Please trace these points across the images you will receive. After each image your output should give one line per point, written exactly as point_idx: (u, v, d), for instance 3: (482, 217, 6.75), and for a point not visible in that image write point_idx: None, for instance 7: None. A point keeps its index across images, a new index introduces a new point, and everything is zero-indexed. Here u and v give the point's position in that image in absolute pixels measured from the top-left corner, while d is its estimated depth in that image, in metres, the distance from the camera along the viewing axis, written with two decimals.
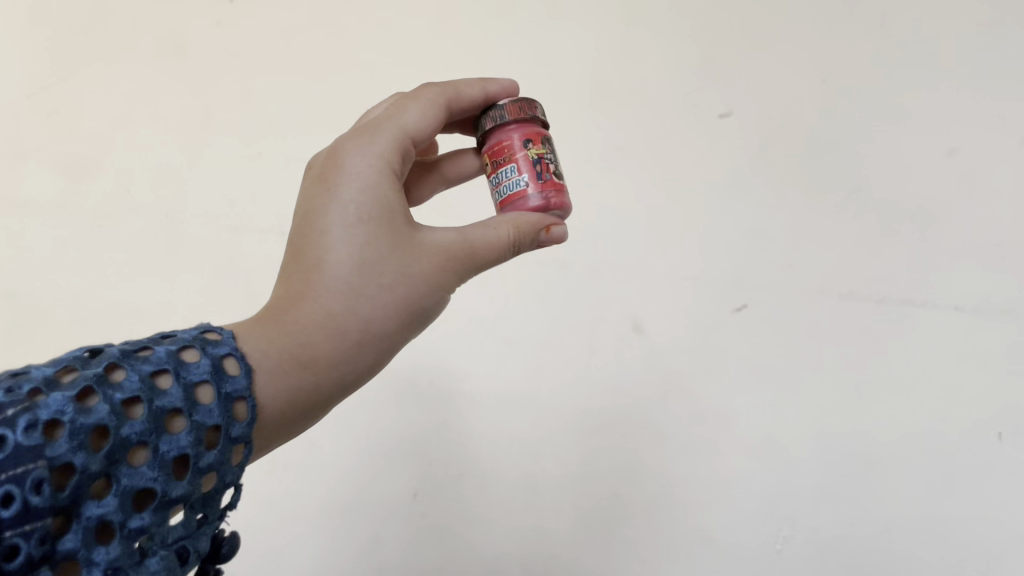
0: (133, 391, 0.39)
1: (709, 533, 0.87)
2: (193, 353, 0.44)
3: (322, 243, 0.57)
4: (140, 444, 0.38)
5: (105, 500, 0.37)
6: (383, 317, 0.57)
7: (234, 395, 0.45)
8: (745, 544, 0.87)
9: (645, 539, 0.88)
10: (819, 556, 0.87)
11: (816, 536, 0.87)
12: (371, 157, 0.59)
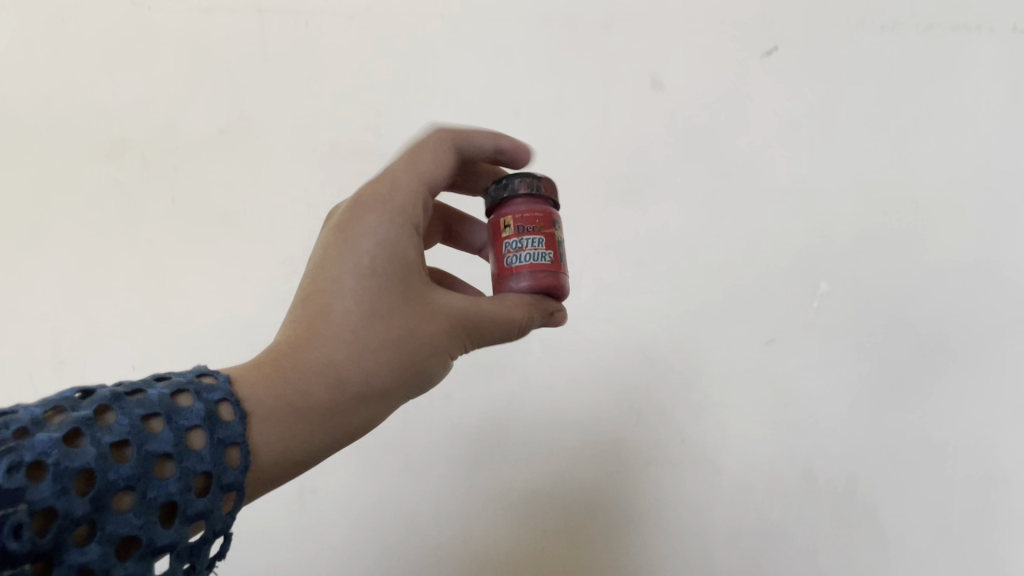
0: (122, 440, 0.41)
1: (733, 373, 0.82)
2: (187, 398, 0.46)
3: (331, 289, 0.55)
4: (127, 487, 0.40)
5: (89, 545, 0.38)
6: (383, 380, 0.55)
7: (225, 441, 0.46)
8: (777, 355, 0.82)
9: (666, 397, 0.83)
10: (855, 350, 0.82)
11: (856, 332, 0.82)
12: (390, 207, 0.57)
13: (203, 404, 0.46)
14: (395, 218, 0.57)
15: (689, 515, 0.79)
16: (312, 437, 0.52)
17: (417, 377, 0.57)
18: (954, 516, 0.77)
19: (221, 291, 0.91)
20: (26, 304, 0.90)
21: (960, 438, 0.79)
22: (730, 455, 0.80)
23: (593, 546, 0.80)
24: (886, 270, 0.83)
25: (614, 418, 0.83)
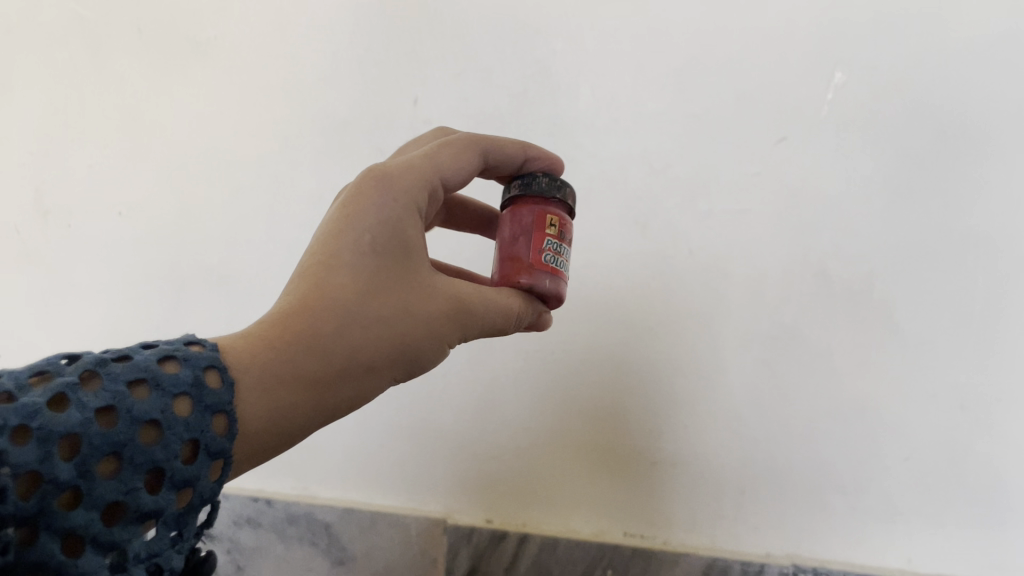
0: (106, 406, 0.44)
1: (746, 178, 0.78)
2: (176, 364, 0.49)
3: (333, 263, 0.57)
4: (110, 454, 0.43)
5: (76, 510, 0.42)
6: (372, 357, 0.56)
7: (212, 409, 0.49)
8: (792, 154, 0.77)
9: (679, 217, 0.80)
10: (876, 142, 0.75)
11: (877, 121, 0.75)
12: (398, 193, 0.59)
13: (191, 370, 0.49)
14: (405, 207, 0.59)
15: (696, 323, 0.80)
16: (298, 409, 0.53)
17: (407, 358, 0.58)
18: (977, 305, 0.73)
19: (241, 130, 0.91)
20: (76, 158, 0.94)
21: (987, 227, 0.73)
22: (740, 264, 0.78)
23: (609, 365, 0.82)
24: (910, 51, 0.74)
25: (637, 253, 0.81)
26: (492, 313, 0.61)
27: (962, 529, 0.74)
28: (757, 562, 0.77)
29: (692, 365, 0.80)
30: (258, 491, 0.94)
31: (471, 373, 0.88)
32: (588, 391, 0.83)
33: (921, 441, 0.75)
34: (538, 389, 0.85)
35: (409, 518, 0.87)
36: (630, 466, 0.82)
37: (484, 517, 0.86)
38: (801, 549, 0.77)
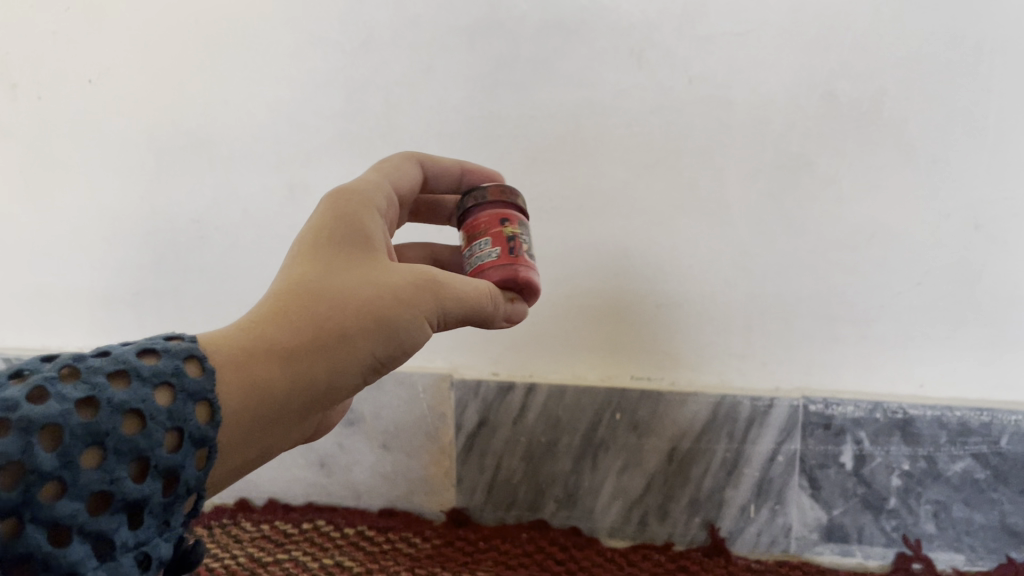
0: (87, 395, 0.38)
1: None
2: (155, 357, 0.42)
3: (291, 260, 0.52)
4: (93, 443, 0.37)
5: (63, 501, 0.35)
6: (348, 328, 0.49)
7: (195, 396, 0.42)
8: None
9: (676, 49, 0.73)
10: None
11: None
12: (357, 193, 0.57)
13: (172, 359, 0.42)
14: (356, 204, 0.56)
15: (698, 157, 0.75)
16: (273, 376, 0.46)
17: (382, 329, 0.50)
18: (990, 118, 0.69)
19: None
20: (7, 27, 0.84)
21: (1004, 32, 0.67)
22: (744, 91, 0.73)
23: (614, 229, 0.79)
24: None
25: (635, 92, 0.75)
26: (467, 290, 0.54)
27: (973, 348, 0.74)
28: (767, 397, 0.76)
29: (699, 211, 0.76)
30: None
31: None
32: (598, 252, 0.79)
33: (934, 263, 0.73)
34: (544, 258, 0.81)
35: (414, 376, 0.85)
36: (631, 315, 0.80)
37: (490, 368, 0.85)
38: (812, 381, 0.78)
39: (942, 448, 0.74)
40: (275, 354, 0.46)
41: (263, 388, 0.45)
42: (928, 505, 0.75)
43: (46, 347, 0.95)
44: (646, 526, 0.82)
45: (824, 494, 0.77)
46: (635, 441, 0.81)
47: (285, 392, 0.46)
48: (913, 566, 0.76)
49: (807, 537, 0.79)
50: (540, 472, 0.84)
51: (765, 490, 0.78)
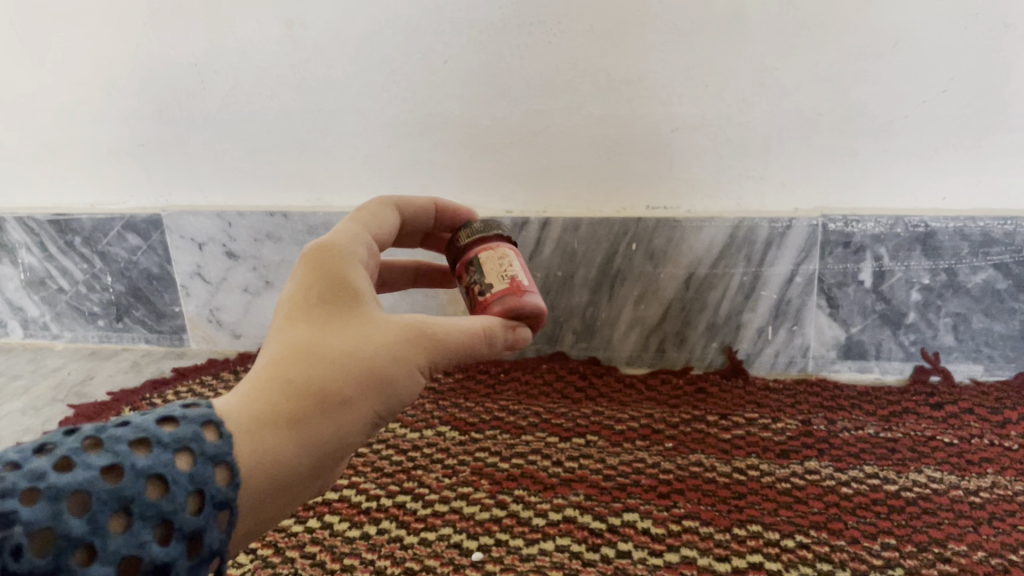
0: (112, 462, 0.34)
1: None
2: (173, 424, 0.37)
3: (283, 319, 0.44)
4: (119, 510, 0.33)
5: (93, 566, 0.31)
6: (349, 394, 0.42)
7: (214, 459, 0.37)
8: None
9: None
10: None
11: None
12: (344, 241, 0.48)
13: (189, 426, 0.37)
14: (337, 251, 0.47)
15: None
16: (286, 451, 0.40)
17: (386, 392, 0.44)
18: None
19: None
20: None
21: None
22: None
23: (624, 54, 0.74)
24: None
25: None
26: (468, 335, 0.47)
27: (997, 156, 0.72)
28: (785, 218, 0.75)
29: (716, 32, 0.72)
30: (274, 205, 0.88)
31: (483, 81, 0.78)
32: (608, 78, 0.75)
33: (960, 69, 0.69)
34: (551, 87, 0.77)
35: None
36: (642, 142, 0.78)
37: (504, 207, 0.83)
38: (831, 201, 0.76)
39: (963, 261, 0.73)
40: (277, 426, 0.40)
41: (271, 459, 0.39)
42: (947, 318, 0.75)
43: (57, 203, 0.94)
44: (663, 353, 0.83)
45: (842, 313, 0.77)
46: (652, 270, 0.80)
47: (287, 470, 0.40)
48: (931, 378, 0.76)
49: (824, 356, 0.79)
50: (557, 307, 0.84)
51: (783, 312, 0.78)
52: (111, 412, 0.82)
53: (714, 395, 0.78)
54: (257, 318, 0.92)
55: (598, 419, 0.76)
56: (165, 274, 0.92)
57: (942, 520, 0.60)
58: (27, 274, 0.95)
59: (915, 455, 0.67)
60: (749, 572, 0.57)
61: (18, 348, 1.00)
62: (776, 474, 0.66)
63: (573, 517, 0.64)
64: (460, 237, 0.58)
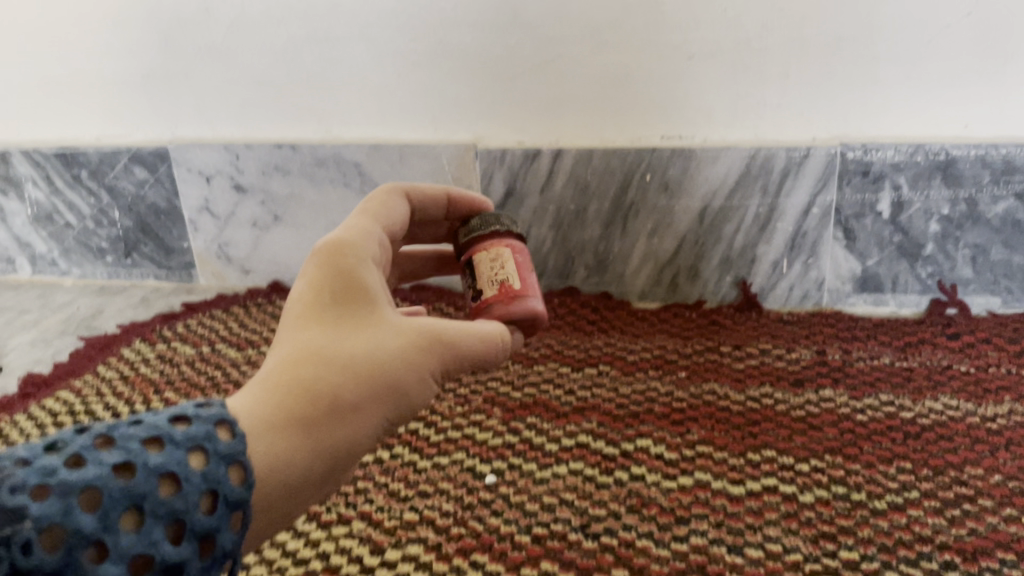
0: (123, 459, 0.32)
1: None
2: (186, 422, 0.36)
3: (296, 318, 0.42)
4: (130, 507, 0.31)
5: (104, 565, 0.29)
6: (360, 398, 0.41)
7: (228, 459, 0.35)
8: None
9: None
10: None
11: None
12: (356, 238, 0.46)
13: (202, 426, 0.35)
14: (350, 249, 0.45)
15: None
16: (303, 456, 0.38)
17: (399, 399, 0.43)
18: None
19: None
20: None
21: None
22: None
23: None
24: None
25: None
26: (476, 343, 0.47)
27: None
28: (803, 147, 0.74)
29: None
30: (281, 137, 0.86)
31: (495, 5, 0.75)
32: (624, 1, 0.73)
33: None
34: (565, 10, 0.74)
35: (439, 147, 0.81)
36: (659, 69, 0.75)
37: (515, 138, 0.81)
38: (852, 129, 0.74)
39: (984, 190, 0.72)
40: (289, 429, 0.38)
41: (284, 461, 0.38)
42: (966, 250, 0.74)
43: (63, 137, 0.93)
44: (677, 287, 0.82)
45: (859, 245, 0.76)
46: (666, 203, 0.79)
47: (299, 476, 0.38)
48: (947, 311, 0.76)
49: (840, 289, 0.78)
50: (570, 240, 0.83)
51: (799, 244, 0.77)
52: (122, 344, 0.82)
53: (727, 327, 0.78)
54: (266, 253, 0.92)
55: (610, 350, 0.76)
56: (173, 208, 0.91)
57: (958, 445, 0.60)
58: (35, 209, 0.95)
59: (931, 384, 0.67)
60: (763, 494, 0.57)
61: (27, 284, 0.99)
62: (790, 402, 0.66)
63: (586, 443, 0.63)
64: (461, 233, 0.57)
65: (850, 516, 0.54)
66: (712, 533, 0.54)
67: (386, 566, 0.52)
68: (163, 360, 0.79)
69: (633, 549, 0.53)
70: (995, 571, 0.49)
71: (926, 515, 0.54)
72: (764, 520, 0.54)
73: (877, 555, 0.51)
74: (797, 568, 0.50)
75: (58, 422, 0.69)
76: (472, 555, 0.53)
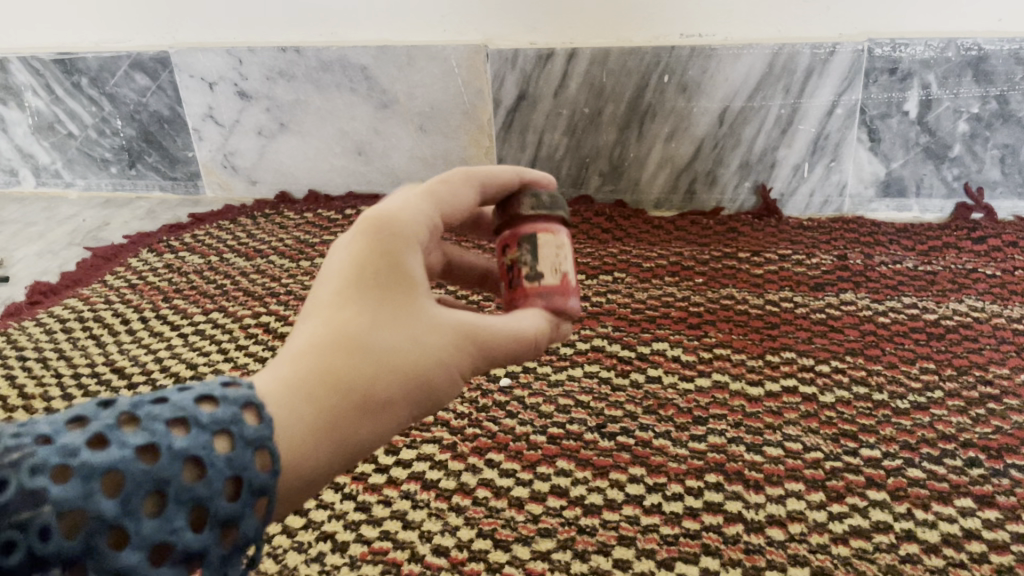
0: (146, 440, 0.27)
1: None
2: (213, 401, 0.29)
3: (331, 291, 0.33)
4: (152, 492, 0.26)
5: (123, 552, 0.25)
6: (401, 400, 0.33)
7: (258, 443, 0.29)
8: None
9: None
10: None
11: None
12: (416, 209, 0.36)
13: (234, 402, 0.29)
14: (404, 219, 0.35)
15: None
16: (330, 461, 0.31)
17: (433, 405, 0.35)
18: None
19: None
20: None
21: None
22: None
23: None
24: None
25: None
26: (516, 348, 0.38)
27: None
28: (830, 43, 0.71)
29: None
30: (284, 41, 0.83)
31: None
32: None
33: None
34: None
35: (448, 49, 0.78)
36: None
37: (527, 40, 0.77)
38: (882, 23, 0.71)
39: (1016, 87, 0.69)
40: (310, 434, 0.30)
41: (305, 468, 0.30)
42: (994, 151, 0.72)
43: (59, 44, 0.89)
44: (694, 194, 0.80)
45: (884, 147, 0.74)
46: (684, 104, 0.76)
47: (307, 485, 0.31)
48: (972, 216, 0.74)
49: (862, 194, 0.77)
50: (584, 145, 0.80)
51: (821, 147, 0.75)
52: (130, 254, 0.81)
53: (745, 234, 0.76)
54: (273, 163, 0.90)
55: (626, 257, 0.74)
56: (177, 116, 0.89)
57: (983, 345, 0.59)
58: (35, 119, 0.93)
59: (956, 286, 0.65)
60: (783, 395, 0.56)
61: (31, 196, 0.98)
62: (809, 305, 0.65)
63: (601, 347, 0.62)
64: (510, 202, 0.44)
65: (871, 416, 0.53)
66: (730, 433, 0.53)
67: (401, 465, 0.52)
68: (171, 269, 0.78)
69: (650, 449, 0.52)
70: (1019, 468, 0.49)
71: (950, 414, 0.53)
72: (783, 420, 0.54)
73: (899, 453, 0.50)
74: (818, 466, 0.50)
75: (69, 330, 0.69)
76: (488, 455, 0.53)
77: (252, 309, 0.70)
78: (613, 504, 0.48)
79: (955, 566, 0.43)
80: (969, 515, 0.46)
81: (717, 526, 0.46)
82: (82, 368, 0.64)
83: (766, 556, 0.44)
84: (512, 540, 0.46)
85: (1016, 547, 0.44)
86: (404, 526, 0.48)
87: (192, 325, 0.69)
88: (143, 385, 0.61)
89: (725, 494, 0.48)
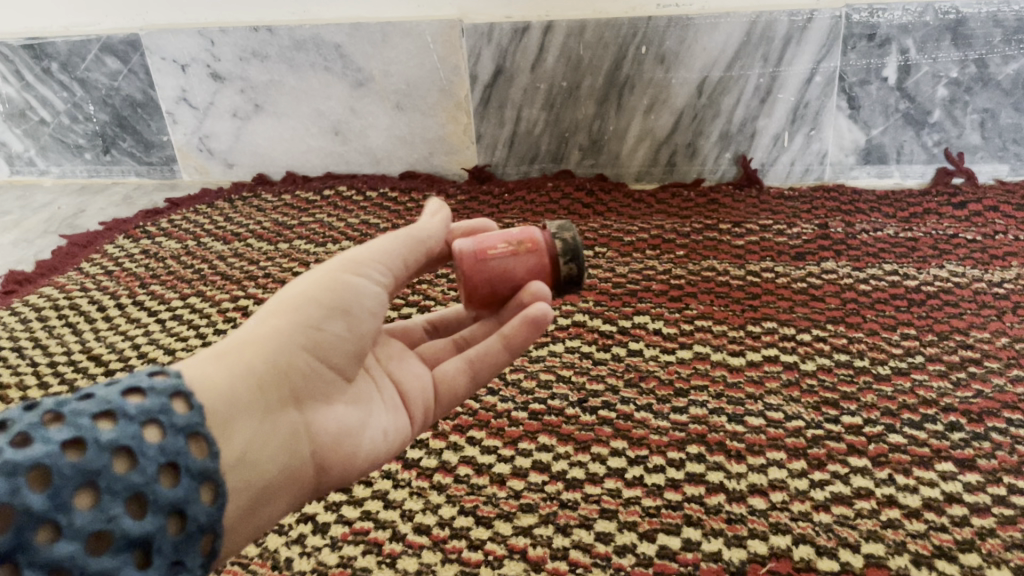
0: (71, 434, 0.28)
1: None
2: (141, 394, 0.30)
3: None
4: (83, 484, 0.27)
5: (57, 544, 0.26)
6: (290, 316, 0.36)
7: (187, 431, 0.30)
8: None
9: None
10: None
11: None
12: None
13: (160, 395, 0.30)
14: None
15: None
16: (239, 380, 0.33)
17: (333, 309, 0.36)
18: None
19: None
20: None
21: None
22: None
23: None
24: None
25: None
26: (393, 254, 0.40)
27: None
28: (806, 10, 0.70)
29: None
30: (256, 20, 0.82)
31: None
32: None
33: None
34: None
35: (422, 25, 0.77)
36: None
37: (502, 14, 0.76)
38: None
39: (994, 50, 0.69)
40: (214, 364, 0.34)
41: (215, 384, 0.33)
42: (974, 116, 0.72)
43: (26, 30, 0.87)
44: (674, 166, 0.80)
45: (864, 114, 0.74)
46: (662, 76, 0.75)
47: (235, 398, 0.33)
48: (953, 181, 0.74)
49: (844, 162, 0.76)
50: (562, 119, 0.80)
51: (801, 115, 0.75)
52: (105, 241, 0.80)
53: (726, 205, 0.75)
54: (249, 145, 0.88)
55: (607, 231, 0.74)
56: (149, 100, 0.88)
57: (964, 310, 0.59)
58: (6, 107, 0.91)
59: (937, 252, 0.65)
60: (764, 364, 0.56)
61: (5, 185, 0.96)
62: (791, 275, 0.64)
63: (582, 321, 0.62)
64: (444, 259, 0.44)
65: (853, 382, 0.53)
66: (712, 404, 0.53)
67: None
68: (147, 255, 0.77)
69: (632, 422, 0.52)
70: (1000, 431, 0.49)
71: (930, 378, 0.53)
72: (765, 390, 0.53)
73: (880, 420, 0.50)
74: (799, 435, 0.50)
75: (44, 319, 0.68)
76: (469, 432, 0.52)
77: (230, 292, 0.69)
78: (595, 478, 0.48)
79: (937, 530, 0.43)
80: (950, 479, 0.46)
81: (699, 497, 0.46)
82: (58, 356, 0.63)
83: (747, 525, 0.44)
84: (493, 516, 0.46)
85: (997, 509, 0.44)
86: (385, 505, 0.48)
87: (169, 310, 0.68)
88: (119, 371, 0.61)
89: (707, 464, 0.48)
